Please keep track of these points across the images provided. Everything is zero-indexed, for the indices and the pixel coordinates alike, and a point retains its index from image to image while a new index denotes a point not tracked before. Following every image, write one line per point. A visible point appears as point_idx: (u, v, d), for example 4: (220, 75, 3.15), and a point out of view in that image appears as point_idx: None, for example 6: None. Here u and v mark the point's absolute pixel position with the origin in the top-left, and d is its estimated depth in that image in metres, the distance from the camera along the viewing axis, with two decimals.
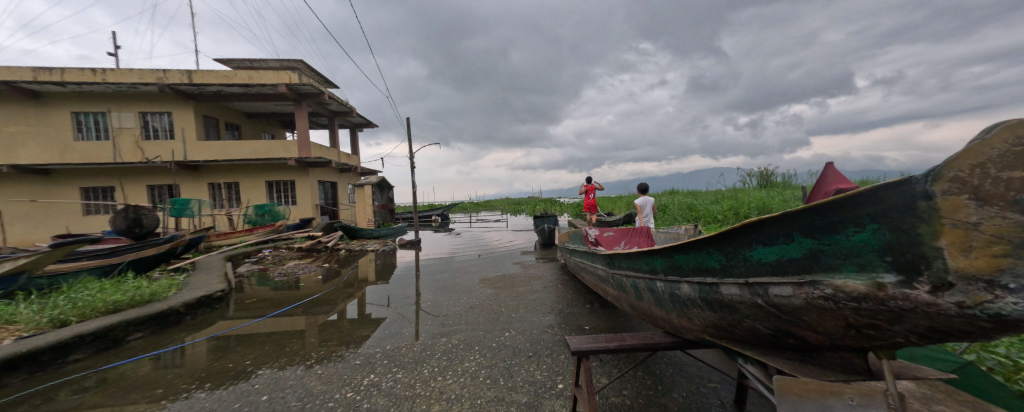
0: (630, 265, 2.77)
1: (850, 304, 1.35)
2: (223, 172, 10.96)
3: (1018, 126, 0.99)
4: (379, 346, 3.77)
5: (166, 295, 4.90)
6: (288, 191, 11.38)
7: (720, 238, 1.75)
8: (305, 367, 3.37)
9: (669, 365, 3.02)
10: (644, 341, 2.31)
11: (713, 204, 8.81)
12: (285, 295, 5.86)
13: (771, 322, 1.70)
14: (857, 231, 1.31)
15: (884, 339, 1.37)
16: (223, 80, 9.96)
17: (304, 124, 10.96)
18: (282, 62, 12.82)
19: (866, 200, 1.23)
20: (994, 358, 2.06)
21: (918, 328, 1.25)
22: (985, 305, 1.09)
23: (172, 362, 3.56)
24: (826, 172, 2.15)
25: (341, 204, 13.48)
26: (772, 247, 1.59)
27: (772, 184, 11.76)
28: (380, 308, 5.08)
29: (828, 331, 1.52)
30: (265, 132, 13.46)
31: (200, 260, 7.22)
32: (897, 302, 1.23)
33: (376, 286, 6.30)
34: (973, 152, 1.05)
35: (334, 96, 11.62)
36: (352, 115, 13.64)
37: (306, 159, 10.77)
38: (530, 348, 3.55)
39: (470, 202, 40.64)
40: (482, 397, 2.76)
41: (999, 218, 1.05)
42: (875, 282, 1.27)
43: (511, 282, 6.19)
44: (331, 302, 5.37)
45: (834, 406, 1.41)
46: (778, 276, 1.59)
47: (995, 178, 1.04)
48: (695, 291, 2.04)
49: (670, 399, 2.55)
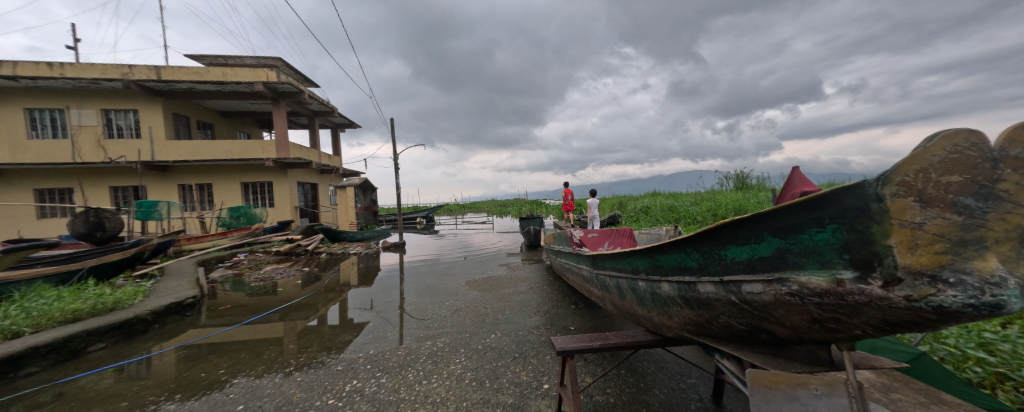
0: (613, 265, 2.85)
1: (814, 300, 1.45)
2: (195, 172, 10.49)
3: (953, 135, 1.08)
4: (362, 351, 3.72)
5: (132, 302, 4.67)
6: (265, 192, 11.03)
7: (696, 238, 1.83)
8: (284, 374, 3.29)
9: (650, 362, 3.12)
10: (626, 340, 2.37)
11: (693, 205, 9.08)
12: (261, 300, 5.67)
13: (744, 319, 1.79)
14: (819, 231, 1.40)
15: (844, 331, 1.47)
16: (194, 77, 9.55)
17: (282, 124, 10.66)
18: (260, 59, 12.43)
19: (827, 202, 1.31)
20: (945, 349, 2.21)
21: (873, 321, 1.35)
22: (929, 298, 1.18)
23: (136, 374, 3.38)
24: (793, 176, 2.30)
25: (322, 206, 13.17)
26: (744, 246, 1.68)
27: (747, 186, 12.31)
28: (362, 312, 4.98)
29: (794, 325, 1.62)
30: (241, 132, 12.99)
31: (168, 266, 6.89)
32: (855, 297, 1.33)
33: (359, 289, 6.19)
34: (917, 158, 1.13)
35: (314, 95, 11.35)
36: (334, 115, 13.39)
37: (285, 159, 10.45)
38: (517, 350, 3.58)
39: (456, 205, 40.73)
40: (468, 399, 2.76)
41: (939, 219, 1.14)
42: (835, 279, 1.37)
43: (497, 284, 6.22)
44: (310, 307, 5.24)
45: (801, 396, 1.51)
46: (750, 274, 1.67)
47: (936, 182, 1.14)
48: (674, 290, 2.13)
49: (652, 395, 2.63)
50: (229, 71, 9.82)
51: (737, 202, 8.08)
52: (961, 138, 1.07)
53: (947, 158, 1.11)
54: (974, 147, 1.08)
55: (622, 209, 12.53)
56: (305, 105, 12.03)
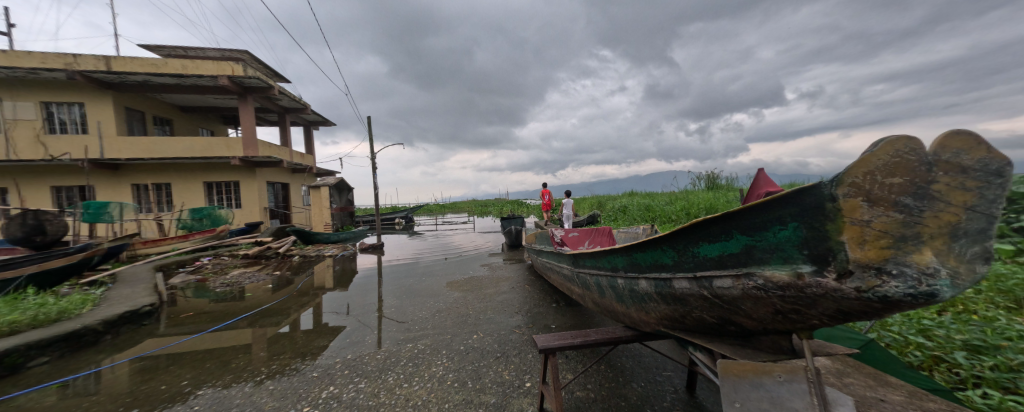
0: (593, 263, 2.93)
1: (777, 292, 1.55)
2: (151, 171, 9.83)
3: (895, 141, 1.19)
4: (339, 356, 3.63)
5: (79, 311, 4.33)
6: (231, 192, 10.50)
7: (672, 236, 1.93)
8: (255, 383, 3.16)
9: (629, 357, 3.23)
10: (606, 336, 2.44)
11: (668, 205, 9.42)
12: (227, 306, 5.40)
13: (715, 312, 1.90)
14: (782, 228, 1.52)
15: (804, 322, 1.59)
16: (150, 69, 8.93)
17: (249, 120, 10.19)
18: (224, 52, 11.82)
19: (788, 201, 1.42)
20: (890, 336, 2.42)
21: (829, 311, 1.46)
22: (876, 289, 1.28)
23: (85, 389, 3.14)
24: (759, 177, 2.45)
25: (294, 207, 12.67)
26: (715, 243, 1.78)
27: (718, 186, 12.89)
28: (339, 317, 4.85)
29: (760, 317, 1.73)
30: (203, 129, 12.28)
31: (122, 272, 6.43)
32: (812, 289, 1.44)
33: (334, 293, 6.02)
34: (865, 162, 1.23)
35: (285, 90, 10.90)
36: (306, 112, 12.92)
37: (252, 157, 10.00)
38: (499, 349, 3.61)
39: (437, 205, 40.33)
40: (450, 400, 2.76)
41: (885, 216, 1.25)
42: (795, 273, 1.48)
43: (479, 284, 6.23)
44: (282, 312, 5.04)
45: (766, 382, 1.61)
46: (720, 270, 1.77)
47: (881, 183, 1.24)
48: (651, 287, 2.22)
49: (630, 389, 2.73)
50: (190, 64, 9.17)
51: (708, 202, 8.46)
52: (902, 143, 1.18)
53: (890, 161, 1.22)
54: (913, 152, 1.19)
55: (600, 209, 12.84)
56: (275, 101, 11.54)
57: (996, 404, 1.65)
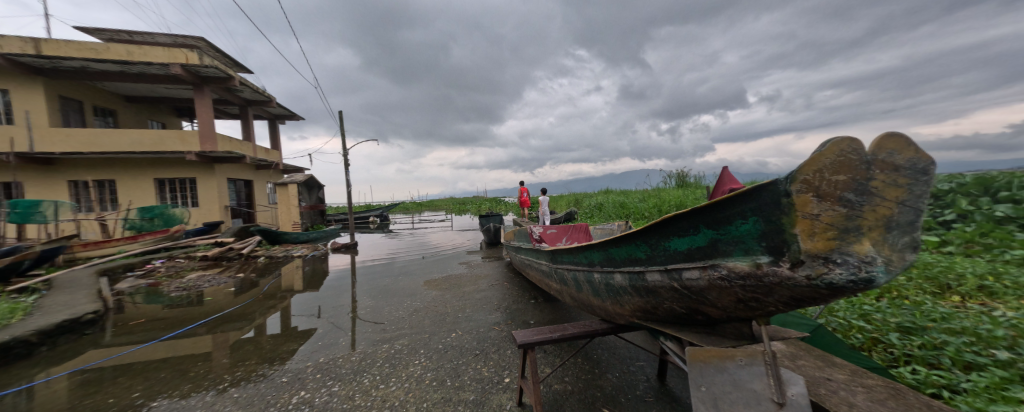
0: (571, 259, 3.01)
1: (739, 282, 1.67)
2: (92, 166, 9.01)
3: (840, 142, 1.31)
4: (310, 359, 3.52)
5: (8, 322, 3.94)
6: (187, 190, 9.83)
7: (645, 231, 2.03)
8: (217, 391, 3.01)
9: (604, 349, 3.34)
10: (583, 329, 2.52)
11: (642, 202, 9.74)
12: (184, 312, 5.08)
13: (684, 302, 2.01)
14: (743, 222, 1.63)
15: (762, 309, 1.71)
16: (88, 54, 8.21)
17: (206, 113, 9.59)
18: (176, 38, 11.01)
19: (749, 197, 1.53)
20: (836, 320, 2.64)
21: (784, 298, 1.59)
22: (823, 276, 1.40)
23: (17, 407, 2.87)
24: (724, 175, 2.60)
25: (258, 206, 12.04)
26: (684, 237, 1.88)
27: (688, 184, 13.47)
28: (309, 319, 4.68)
29: (724, 306, 1.85)
30: (153, 120, 11.39)
31: (59, 277, 5.88)
32: (770, 278, 1.55)
33: (304, 295, 5.80)
34: (815, 160, 1.35)
35: (246, 82, 10.32)
36: (270, 105, 12.28)
37: (210, 152, 9.43)
38: (478, 346, 3.62)
39: (413, 203, 39.57)
40: (428, 399, 2.75)
41: (831, 210, 1.37)
42: (754, 263, 1.60)
43: (457, 282, 6.20)
44: (247, 317, 4.80)
45: (728, 366, 1.72)
46: (689, 262, 1.88)
47: (828, 180, 1.36)
48: (626, 280, 2.31)
49: (606, 380, 2.83)
50: (136, 49, 8.52)
51: (678, 199, 8.83)
52: (846, 144, 1.31)
53: (835, 160, 1.34)
54: (855, 152, 1.32)
55: (577, 206, 13.07)
56: (235, 93, 10.89)
57: (923, 379, 1.92)
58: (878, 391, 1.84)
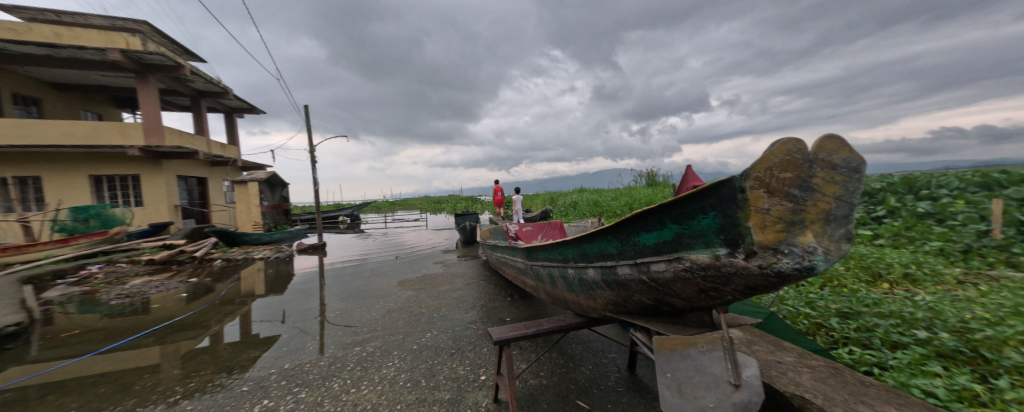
0: (546, 255, 3.07)
1: (700, 273, 1.78)
2: (12, 161, 8.02)
3: (787, 142, 1.45)
4: (274, 366, 3.37)
5: None
6: (129, 189, 9.05)
7: (616, 227, 2.12)
8: (168, 405, 2.82)
9: (578, 343, 3.44)
10: (557, 324, 2.59)
11: (614, 201, 10.05)
12: (127, 321, 4.70)
13: (652, 294, 2.12)
14: (704, 217, 1.74)
15: (721, 297, 1.84)
16: (7, 35, 7.36)
17: (151, 104, 8.91)
18: (114, 21, 10.07)
19: (709, 193, 1.64)
20: (786, 308, 2.87)
21: (740, 287, 1.71)
22: (773, 265, 1.54)
23: None
24: (688, 173, 2.75)
25: (214, 205, 11.28)
26: (652, 232, 1.99)
27: (657, 183, 14.02)
28: (273, 325, 4.47)
29: (688, 296, 1.97)
30: (88, 111, 10.33)
31: None
32: (727, 268, 1.67)
33: (265, 299, 5.53)
34: (765, 159, 1.47)
35: (198, 71, 9.65)
36: (226, 97, 11.54)
37: (157, 147, 8.76)
38: (453, 345, 3.62)
39: (386, 202, 38.52)
40: (402, 401, 2.72)
41: (779, 205, 1.50)
42: (714, 255, 1.72)
43: (432, 282, 6.13)
44: (202, 325, 4.51)
45: (691, 353, 1.84)
46: (656, 255, 1.99)
47: (777, 177, 1.49)
48: (598, 274, 2.40)
49: (579, 373, 2.92)
50: (66, 32, 7.72)
51: (648, 198, 9.18)
52: (791, 145, 1.44)
53: (783, 159, 1.47)
54: (799, 152, 1.46)
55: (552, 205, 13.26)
56: (186, 82, 10.15)
57: (858, 358, 2.13)
58: (820, 370, 2.04)
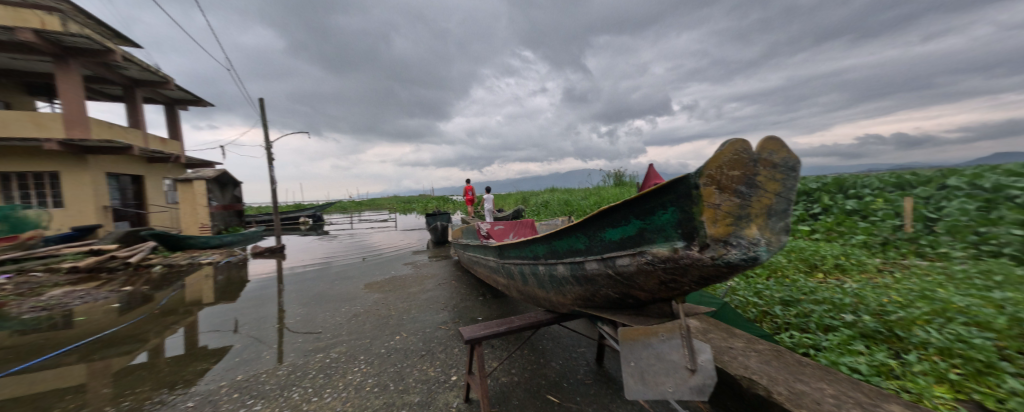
0: (517, 253, 3.12)
1: (660, 265, 1.89)
2: None
3: (734, 142, 1.58)
4: (225, 378, 3.16)
5: None
6: (46, 188, 8.06)
7: (584, 224, 2.20)
8: None
9: (549, 339, 3.51)
10: (528, 321, 2.64)
11: (583, 200, 10.31)
12: (44, 337, 4.19)
13: (618, 288, 2.22)
14: (664, 213, 1.86)
15: (680, 288, 1.96)
16: None
17: (71, 92, 8.02)
18: None
19: (667, 190, 1.75)
20: (737, 297, 3.10)
21: (696, 278, 1.84)
22: (723, 257, 1.67)
23: None
24: (650, 172, 2.91)
25: (153, 206, 10.31)
26: (617, 227, 2.08)
27: (624, 182, 14.55)
28: (224, 335, 4.18)
29: (650, 289, 2.08)
30: None
31: None
32: (684, 260, 1.79)
33: (214, 308, 5.16)
34: (716, 158, 1.59)
35: (131, 57, 8.80)
36: (167, 86, 10.58)
37: (77, 141, 7.87)
38: (423, 347, 3.57)
39: (354, 203, 37.04)
40: (369, 406, 2.64)
41: (729, 201, 1.63)
42: (672, 248, 1.83)
43: (401, 284, 5.99)
44: (138, 338, 4.12)
45: (652, 342, 1.95)
46: (621, 250, 2.09)
47: (727, 175, 1.61)
48: (568, 270, 2.47)
49: (550, 368, 2.99)
50: None
51: (615, 197, 9.51)
52: (738, 145, 1.57)
53: (732, 158, 1.60)
54: (745, 152, 1.59)
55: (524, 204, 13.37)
56: (117, 69, 9.20)
57: (797, 341, 2.37)
58: (765, 353, 2.24)
